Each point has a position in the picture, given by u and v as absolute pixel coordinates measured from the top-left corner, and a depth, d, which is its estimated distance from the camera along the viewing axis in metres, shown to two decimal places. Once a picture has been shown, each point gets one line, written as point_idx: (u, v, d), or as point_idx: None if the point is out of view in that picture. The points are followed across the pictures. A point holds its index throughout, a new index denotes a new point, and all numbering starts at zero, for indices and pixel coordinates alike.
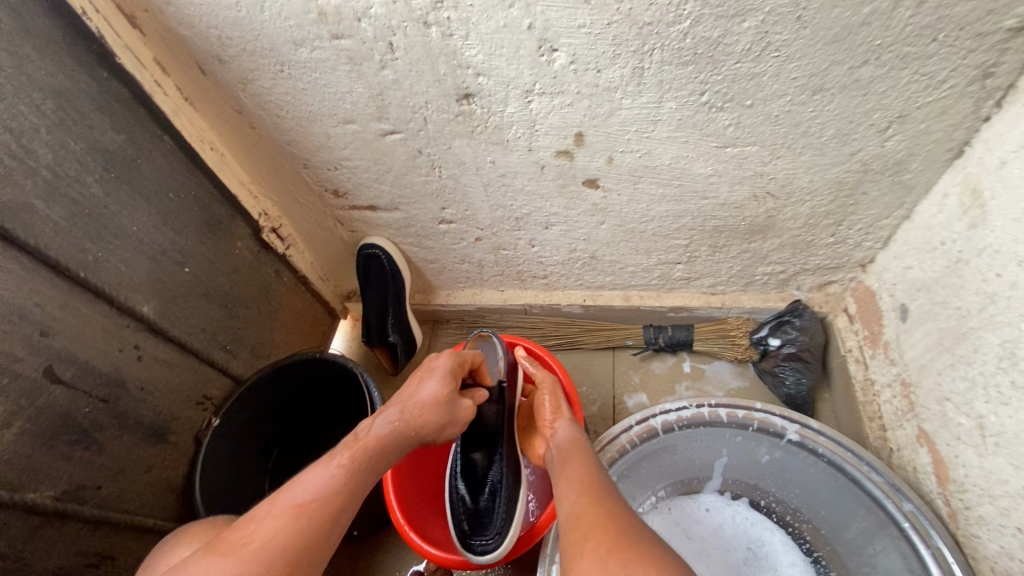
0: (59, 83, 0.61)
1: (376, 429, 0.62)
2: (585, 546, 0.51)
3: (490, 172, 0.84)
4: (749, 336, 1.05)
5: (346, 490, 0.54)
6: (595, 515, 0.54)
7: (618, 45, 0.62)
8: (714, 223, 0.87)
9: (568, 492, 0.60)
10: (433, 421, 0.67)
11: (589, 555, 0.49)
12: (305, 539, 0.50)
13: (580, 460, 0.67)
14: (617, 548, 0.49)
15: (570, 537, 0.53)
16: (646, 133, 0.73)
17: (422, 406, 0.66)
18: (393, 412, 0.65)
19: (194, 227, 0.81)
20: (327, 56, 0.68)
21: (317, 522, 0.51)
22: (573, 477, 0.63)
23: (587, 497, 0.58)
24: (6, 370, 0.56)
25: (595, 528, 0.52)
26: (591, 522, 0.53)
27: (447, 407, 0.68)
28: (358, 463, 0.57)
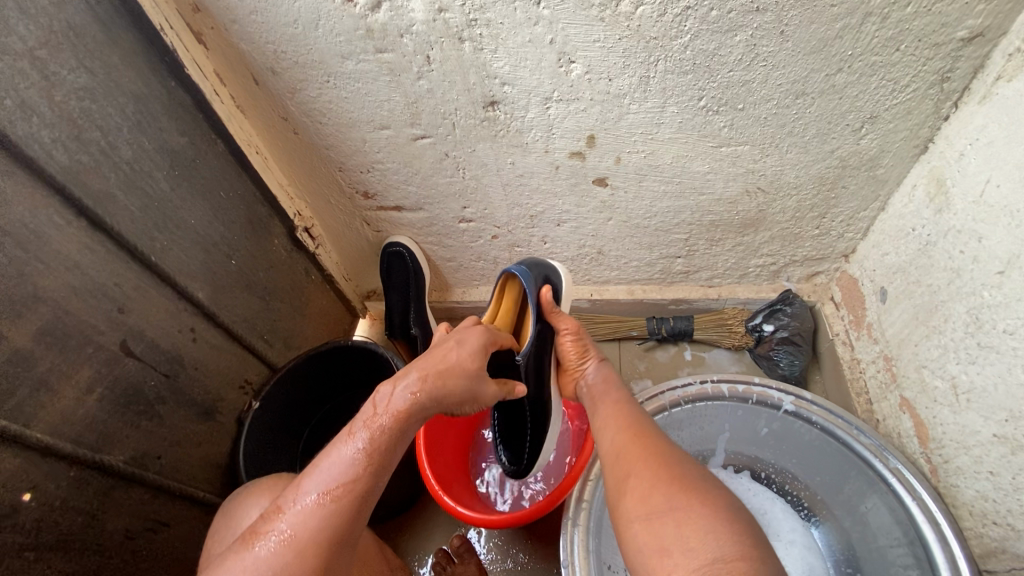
0: (138, 89, 0.69)
1: (395, 400, 0.60)
2: (628, 477, 0.59)
3: (509, 173, 0.93)
4: (745, 324, 1.14)
5: (369, 471, 0.56)
6: (635, 448, 0.61)
7: (628, 57, 0.72)
8: (711, 218, 0.97)
9: (606, 431, 0.68)
10: (458, 388, 0.64)
11: (635, 485, 0.57)
12: (335, 528, 0.53)
13: (614, 402, 0.73)
14: (656, 477, 0.56)
15: (614, 469, 0.62)
16: (651, 135, 0.83)
17: (447, 371, 0.63)
18: (414, 380, 0.62)
19: (240, 223, 0.88)
20: (370, 67, 0.76)
21: (343, 508, 0.53)
22: (610, 418, 0.70)
23: (625, 434, 0.65)
24: (90, 340, 0.63)
25: (636, 460, 0.60)
26: (634, 454, 0.61)
27: (474, 377, 0.66)
28: (379, 442, 0.57)
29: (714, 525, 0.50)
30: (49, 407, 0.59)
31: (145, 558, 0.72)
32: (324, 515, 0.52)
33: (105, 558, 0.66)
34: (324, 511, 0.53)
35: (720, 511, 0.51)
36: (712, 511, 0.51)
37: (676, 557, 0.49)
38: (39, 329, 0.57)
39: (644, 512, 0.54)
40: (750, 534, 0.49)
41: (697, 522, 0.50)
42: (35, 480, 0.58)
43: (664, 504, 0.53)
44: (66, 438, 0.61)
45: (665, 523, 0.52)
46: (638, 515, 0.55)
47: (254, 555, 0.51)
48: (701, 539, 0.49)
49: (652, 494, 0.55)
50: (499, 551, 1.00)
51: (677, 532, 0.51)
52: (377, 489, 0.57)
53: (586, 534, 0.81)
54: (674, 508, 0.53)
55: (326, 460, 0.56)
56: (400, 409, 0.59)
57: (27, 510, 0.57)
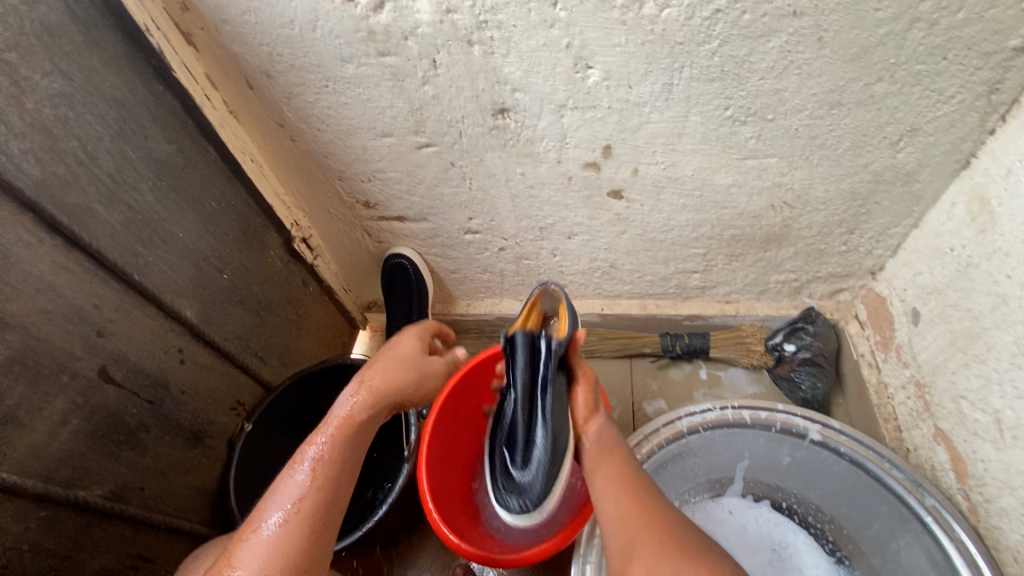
0: (121, 95, 0.63)
1: (336, 409, 0.61)
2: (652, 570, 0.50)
3: (518, 183, 0.88)
4: (765, 343, 1.08)
5: (321, 487, 0.55)
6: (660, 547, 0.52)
7: (650, 63, 0.67)
8: (732, 232, 0.91)
9: (613, 509, 0.57)
10: (399, 376, 0.65)
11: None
12: (293, 551, 0.51)
13: (616, 464, 0.63)
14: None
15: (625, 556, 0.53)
16: (671, 146, 0.77)
17: (383, 368, 0.65)
18: (353, 386, 0.63)
19: (233, 235, 0.83)
20: (372, 71, 0.71)
21: (298, 528, 0.52)
22: (611, 485, 0.60)
23: (636, 512, 0.56)
24: (65, 368, 0.58)
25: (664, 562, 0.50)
26: (634, 526, 0.54)
27: (411, 362, 0.67)
28: (327, 457, 0.57)
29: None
30: (19, 442, 0.54)
31: None
32: (282, 536, 0.52)
33: None
34: (281, 532, 0.52)
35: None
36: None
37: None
38: (8, 359, 0.52)
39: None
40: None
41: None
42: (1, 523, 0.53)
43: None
44: (37, 476, 0.56)
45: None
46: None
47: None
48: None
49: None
50: None
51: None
52: (333, 507, 0.55)
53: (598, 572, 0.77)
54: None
55: (278, 488, 0.55)
56: (341, 416, 0.60)
57: None
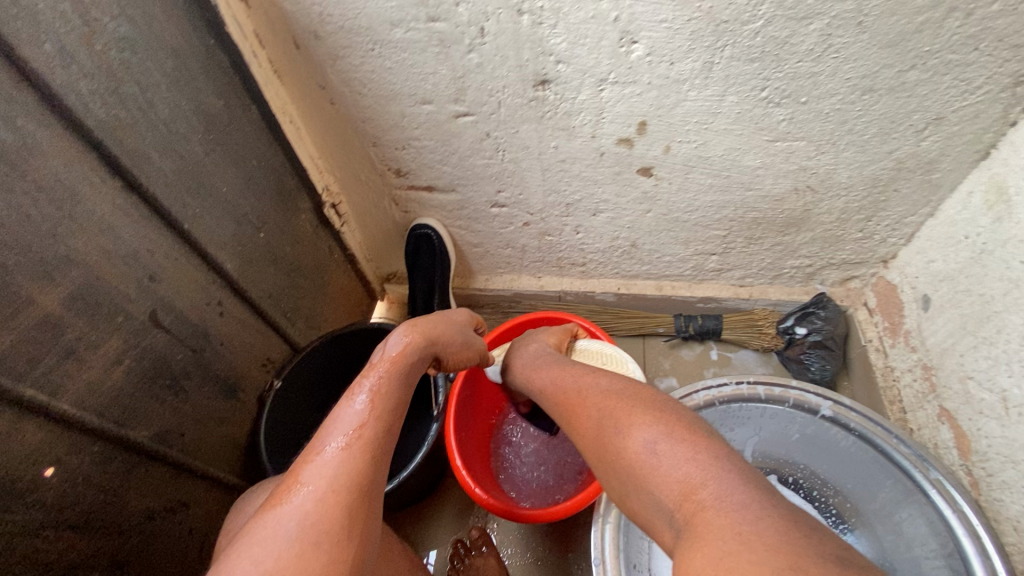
0: (177, 45, 0.64)
1: (389, 350, 0.63)
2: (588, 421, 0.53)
3: (550, 157, 0.90)
4: (776, 326, 1.12)
5: (380, 418, 0.55)
6: (596, 404, 0.54)
7: (694, 40, 0.69)
8: (754, 215, 0.94)
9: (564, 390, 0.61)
10: (438, 330, 0.70)
11: (599, 432, 0.51)
12: (357, 474, 0.50)
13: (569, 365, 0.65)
14: (617, 424, 0.50)
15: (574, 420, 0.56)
16: (705, 125, 0.80)
17: (429, 324, 0.70)
18: (404, 329, 0.67)
19: (270, 195, 0.85)
20: (420, 37, 0.73)
21: (361, 451, 0.51)
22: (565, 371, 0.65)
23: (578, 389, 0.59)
24: (121, 309, 0.59)
25: (597, 414, 0.53)
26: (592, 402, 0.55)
27: (450, 325, 0.74)
28: (382, 391, 0.58)
29: (685, 463, 0.43)
30: (77, 377, 0.55)
31: (165, 539, 0.69)
32: (347, 457, 0.50)
33: (124, 539, 0.63)
34: (347, 453, 0.51)
35: (698, 444, 0.45)
36: (678, 446, 0.45)
37: (652, 503, 0.44)
38: (70, 294, 0.54)
39: (614, 459, 0.48)
40: (716, 462, 0.43)
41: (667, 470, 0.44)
42: (58, 454, 0.55)
43: (623, 445, 0.48)
44: (92, 411, 0.57)
45: (642, 477, 0.45)
46: (614, 468, 0.48)
47: (279, 517, 0.46)
48: (676, 474, 0.43)
49: (609, 440, 0.49)
50: (518, 545, 0.99)
51: (655, 475, 0.44)
52: (390, 438, 0.55)
53: (616, 532, 0.79)
54: (632, 449, 0.47)
55: (336, 416, 0.55)
56: (395, 354, 0.63)
57: (49, 487, 0.54)
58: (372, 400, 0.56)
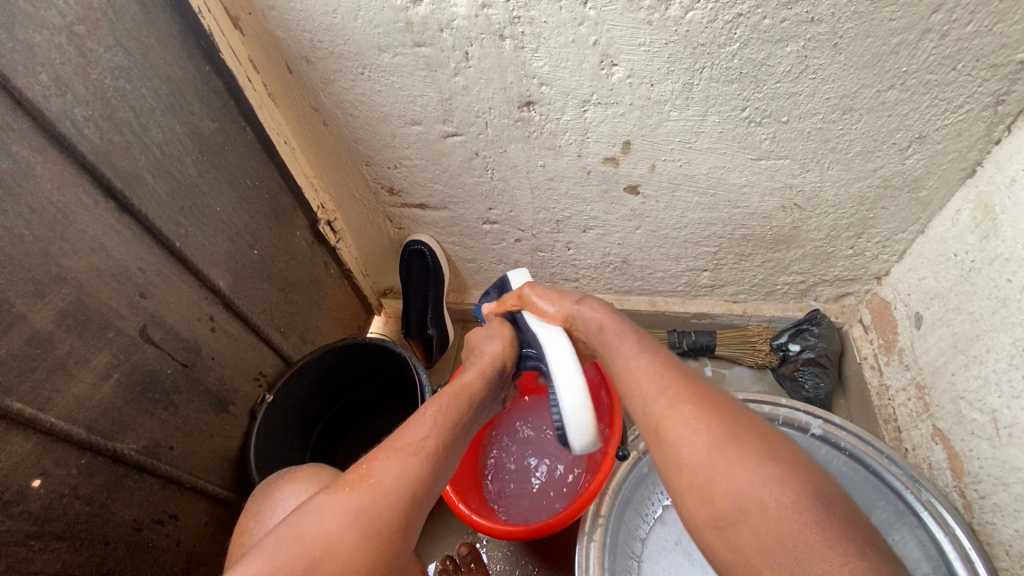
0: (172, 72, 0.67)
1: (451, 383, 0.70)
2: (691, 429, 0.49)
3: (538, 175, 0.91)
4: (770, 342, 1.10)
5: (441, 431, 0.62)
6: (716, 420, 0.49)
7: (672, 62, 0.70)
8: (743, 231, 0.94)
9: (647, 373, 0.56)
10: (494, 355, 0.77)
11: (728, 449, 0.47)
12: (417, 474, 0.57)
13: (653, 344, 0.61)
14: (727, 460, 0.46)
15: (657, 415, 0.52)
16: (688, 144, 0.81)
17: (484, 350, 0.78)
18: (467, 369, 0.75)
19: (264, 213, 0.87)
20: (407, 61, 0.75)
21: (424, 457, 0.58)
22: (629, 340, 0.62)
23: (670, 379, 0.54)
24: (111, 325, 0.61)
25: (707, 435, 0.48)
26: (659, 387, 0.54)
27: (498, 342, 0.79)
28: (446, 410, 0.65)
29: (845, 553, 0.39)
30: (65, 390, 0.57)
31: (153, 550, 0.70)
32: (404, 465, 0.56)
33: (111, 550, 0.65)
34: (402, 461, 0.56)
35: (847, 530, 0.41)
36: (790, 475, 0.44)
37: (749, 552, 0.43)
38: (61, 310, 0.56)
39: (716, 491, 0.46)
40: (856, 537, 0.41)
41: (813, 548, 0.40)
42: (45, 465, 0.56)
43: (739, 487, 0.45)
44: (80, 424, 0.59)
45: (767, 534, 0.43)
46: (724, 501, 0.46)
47: (343, 500, 0.51)
48: (820, 558, 0.40)
49: (733, 471, 0.46)
50: (507, 561, 0.99)
51: (786, 538, 0.42)
52: (448, 457, 0.62)
53: (602, 551, 0.79)
54: (749, 498, 0.44)
55: (409, 424, 0.61)
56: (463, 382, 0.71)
57: (35, 498, 0.56)
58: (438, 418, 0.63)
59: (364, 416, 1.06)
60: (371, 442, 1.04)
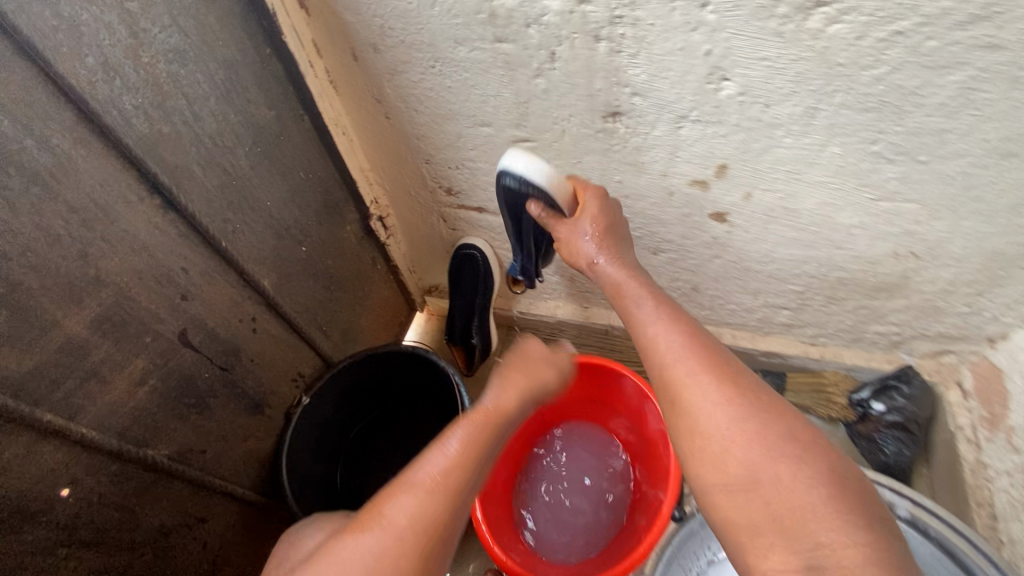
0: (230, 55, 0.61)
1: (485, 400, 0.57)
2: (707, 411, 0.51)
3: (613, 192, 0.82)
4: (848, 395, 0.99)
5: (467, 463, 0.52)
6: (695, 352, 0.55)
7: (798, 82, 0.59)
8: (840, 274, 0.82)
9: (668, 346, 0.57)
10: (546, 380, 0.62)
11: (740, 438, 0.48)
12: (434, 513, 0.48)
13: (618, 261, 0.66)
14: (706, 389, 0.52)
15: (678, 395, 0.53)
16: (796, 175, 0.70)
17: (531, 367, 0.62)
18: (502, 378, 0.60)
19: (315, 208, 0.81)
20: (484, 57, 0.67)
21: (445, 494, 0.49)
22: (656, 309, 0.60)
23: (694, 357, 0.54)
24: (149, 330, 0.57)
25: (691, 366, 0.54)
26: (682, 370, 0.54)
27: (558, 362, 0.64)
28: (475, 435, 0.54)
29: (817, 495, 0.44)
30: (98, 398, 0.53)
31: (178, 555, 0.67)
32: (418, 504, 0.48)
33: (136, 555, 0.62)
34: (417, 500, 0.48)
35: (823, 473, 0.45)
36: (800, 455, 0.46)
37: (742, 505, 0.47)
38: (96, 316, 0.52)
39: (732, 476, 0.48)
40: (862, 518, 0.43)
41: (791, 489, 0.45)
42: (74, 475, 0.53)
43: (753, 466, 0.47)
44: (112, 433, 0.55)
45: (753, 479, 0.47)
46: (704, 442, 0.50)
47: (349, 547, 0.46)
48: (796, 500, 0.44)
49: (750, 454, 0.47)
50: None
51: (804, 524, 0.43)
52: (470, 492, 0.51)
53: None
54: (735, 451, 0.48)
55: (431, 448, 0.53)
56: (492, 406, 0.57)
57: (62, 507, 0.53)
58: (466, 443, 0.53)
59: (398, 421, 1.00)
60: (406, 451, 0.98)
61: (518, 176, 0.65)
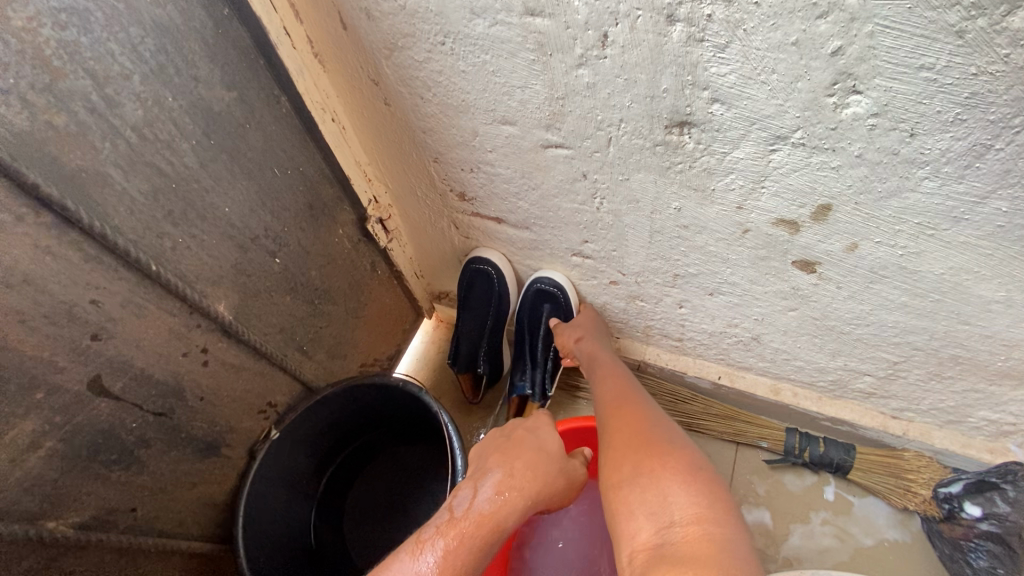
0: (165, 17, 0.45)
1: (479, 502, 0.45)
2: (633, 439, 0.52)
3: (667, 220, 0.63)
4: (934, 489, 0.81)
5: None
6: (629, 392, 0.65)
7: (971, 107, 0.39)
8: (956, 351, 0.63)
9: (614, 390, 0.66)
10: (552, 480, 0.49)
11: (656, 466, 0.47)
12: None
13: (598, 342, 0.80)
14: (620, 408, 0.61)
15: (614, 431, 0.56)
16: (930, 230, 0.50)
17: (535, 462, 0.49)
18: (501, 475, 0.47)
19: (295, 211, 0.66)
20: (510, 35, 0.49)
21: None
22: (617, 368, 0.73)
23: (628, 397, 0.64)
24: (41, 383, 0.45)
25: (616, 394, 0.65)
26: (622, 412, 0.59)
27: (567, 465, 0.52)
28: (456, 560, 0.41)
29: (685, 495, 0.44)
30: None
31: None
32: None
33: None
34: None
35: (693, 478, 0.45)
36: (707, 498, 0.44)
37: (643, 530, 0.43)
38: None
39: (640, 501, 0.45)
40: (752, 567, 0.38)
41: (663, 489, 0.45)
42: None
43: (663, 495, 0.44)
44: None
45: (633, 478, 0.47)
46: (607, 445, 0.54)
47: None
48: (695, 532, 0.41)
49: (660, 479, 0.46)
50: None
51: (695, 555, 0.39)
52: None
53: None
54: (650, 476, 0.46)
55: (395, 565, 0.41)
56: (484, 514, 0.44)
57: None
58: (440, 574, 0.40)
59: (390, 448, 0.88)
60: (396, 484, 0.86)
61: (549, 282, 0.83)
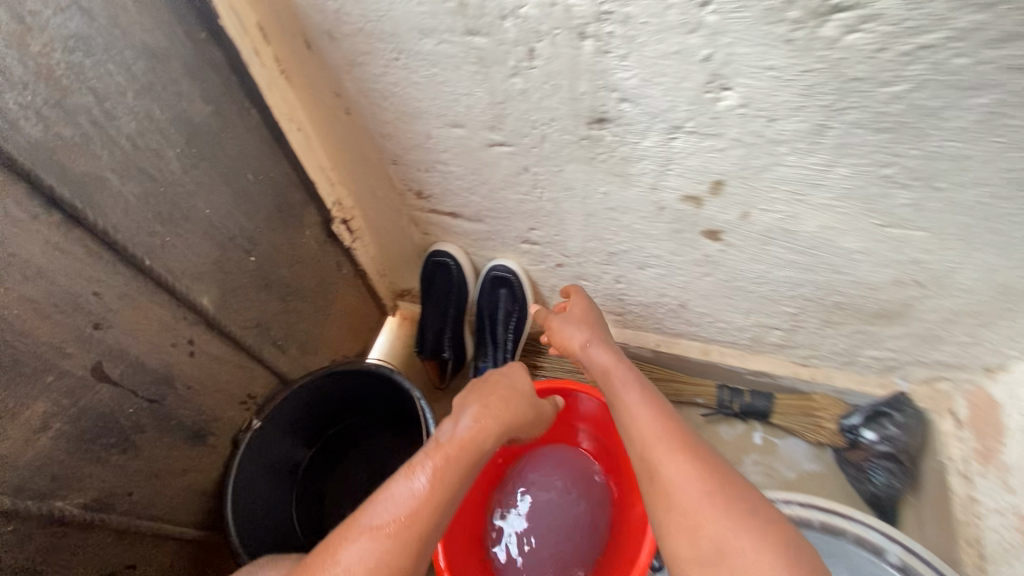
0: (152, 42, 0.52)
1: (460, 430, 0.53)
2: (671, 456, 0.49)
3: (597, 203, 0.74)
4: (839, 422, 0.95)
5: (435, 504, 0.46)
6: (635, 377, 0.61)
7: (807, 97, 0.52)
8: (837, 298, 0.77)
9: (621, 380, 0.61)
10: (521, 412, 0.60)
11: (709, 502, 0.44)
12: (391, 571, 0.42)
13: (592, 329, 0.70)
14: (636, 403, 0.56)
15: (637, 436, 0.52)
16: (799, 196, 0.63)
17: (506, 397, 0.60)
18: (478, 409, 0.56)
19: (266, 214, 0.72)
20: (454, 51, 0.58)
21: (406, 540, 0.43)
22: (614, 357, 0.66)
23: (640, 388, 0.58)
24: (51, 367, 0.50)
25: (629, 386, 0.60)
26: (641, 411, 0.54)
27: (534, 400, 0.63)
28: (446, 474, 0.49)
29: (747, 537, 0.42)
30: None
31: None
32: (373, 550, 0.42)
33: None
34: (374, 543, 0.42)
35: (743, 510, 0.44)
36: (764, 531, 0.43)
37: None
38: None
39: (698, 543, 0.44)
40: None
41: (725, 533, 0.43)
42: None
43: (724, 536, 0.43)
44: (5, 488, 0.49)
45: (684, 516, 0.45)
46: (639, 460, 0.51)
47: None
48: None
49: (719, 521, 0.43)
50: None
51: None
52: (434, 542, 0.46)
53: None
54: (708, 516, 0.44)
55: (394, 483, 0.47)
56: (465, 438, 0.53)
57: None
58: (433, 485, 0.47)
59: (365, 436, 0.94)
60: (373, 468, 0.92)
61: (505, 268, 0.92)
